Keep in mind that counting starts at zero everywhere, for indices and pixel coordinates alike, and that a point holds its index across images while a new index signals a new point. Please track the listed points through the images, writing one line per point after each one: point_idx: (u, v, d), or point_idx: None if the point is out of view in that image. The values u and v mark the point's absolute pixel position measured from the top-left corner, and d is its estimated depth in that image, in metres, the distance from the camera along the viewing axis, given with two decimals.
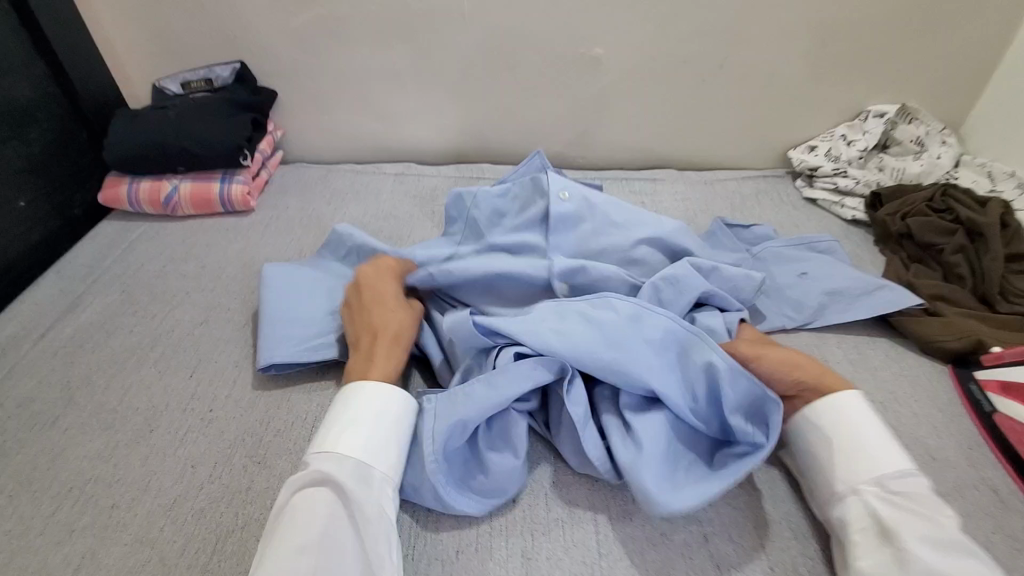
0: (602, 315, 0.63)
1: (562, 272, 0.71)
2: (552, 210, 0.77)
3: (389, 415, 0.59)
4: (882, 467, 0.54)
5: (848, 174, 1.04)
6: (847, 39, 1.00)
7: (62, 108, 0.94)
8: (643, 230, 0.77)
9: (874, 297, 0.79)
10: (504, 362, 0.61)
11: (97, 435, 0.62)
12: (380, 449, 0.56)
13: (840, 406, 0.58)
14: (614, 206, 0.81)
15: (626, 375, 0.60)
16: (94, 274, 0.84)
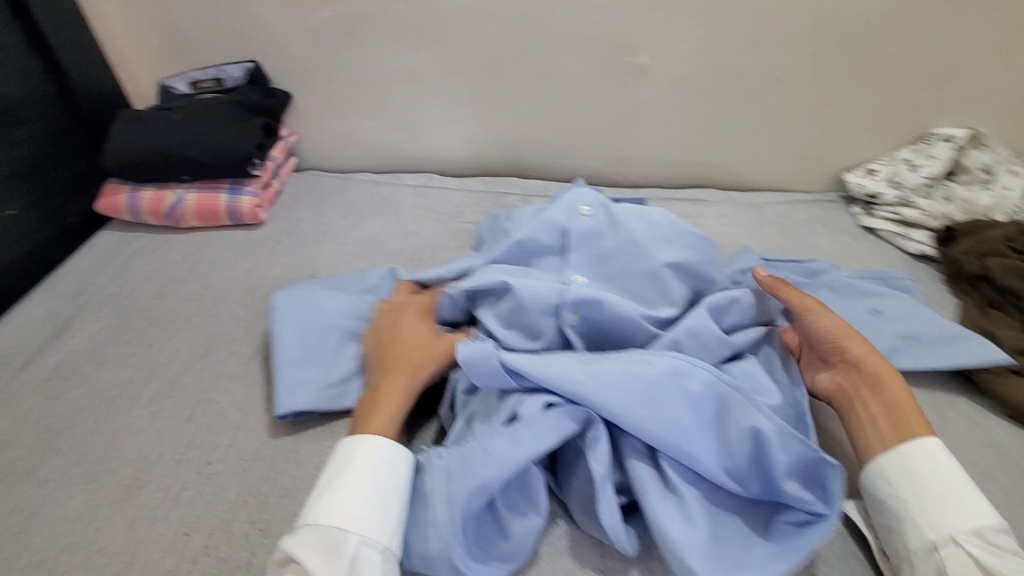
0: (637, 364, 0.55)
1: (576, 302, 0.62)
2: (572, 228, 0.71)
3: (370, 465, 0.51)
4: (982, 517, 0.48)
5: (913, 204, 0.95)
6: (918, 55, 0.91)
7: (58, 108, 0.87)
8: (663, 252, 0.69)
9: (963, 346, 0.70)
10: (530, 414, 0.52)
11: (79, 491, 0.55)
12: (356, 507, 0.49)
13: (924, 450, 0.52)
14: (641, 221, 0.71)
15: (663, 439, 0.52)
16: (87, 294, 0.76)
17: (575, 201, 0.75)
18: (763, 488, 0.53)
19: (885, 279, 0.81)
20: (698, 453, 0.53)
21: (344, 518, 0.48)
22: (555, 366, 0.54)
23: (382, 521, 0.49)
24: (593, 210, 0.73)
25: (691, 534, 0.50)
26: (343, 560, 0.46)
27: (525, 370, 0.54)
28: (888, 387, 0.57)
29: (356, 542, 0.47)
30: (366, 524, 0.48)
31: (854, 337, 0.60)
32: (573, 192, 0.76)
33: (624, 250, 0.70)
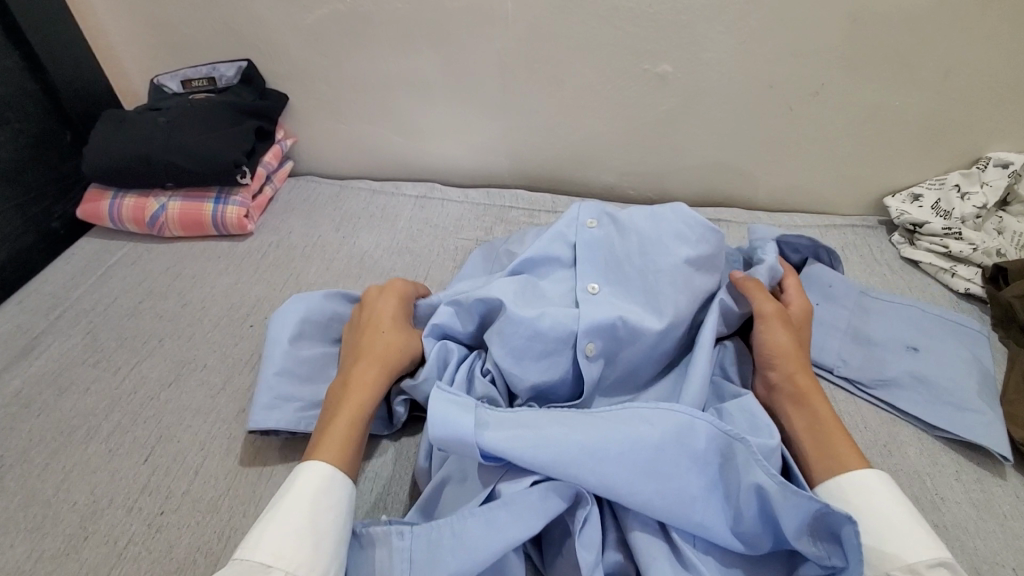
0: (635, 428, 0.48)
1: (591, 330, 0.57)
2: (582, 243, 0.65)
3: (308, 493, 0.47)
4: (910, 552, 0.45)
5: (962, 236, 0.85)
6: (981, 68, 0.80)
7: (39, 106, 0.83)
8: (679, 250, 0.62)
9: (971, 417, 0.62)
10: (512, 491, 0.47)
11: (21, 538, 0.51)
12: (287, 538, 0.43)
13: (855, 480, 0.50)
14: (651, 223, 0.64)
15: (670, 510, 0.46)
16: (59, 309, 0.73)
17: (578, 212, 0.68)
18: (775, 542, 0.47)
19: (953, 324, 0.71)
20: (709, 518, 0.46)
21: (272, 553, 0.43)
22: (547, 444, 0.47)
23: (315, 559, 0.43)
24: (599, 221, 0.67)
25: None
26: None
27: (511, 453, 0.47)
28: (812, 402, 0.56)
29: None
30: (296, 560, 0.42)
31: (783, 353, 0.59)
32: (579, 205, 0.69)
33: (637, 254, 0.63)
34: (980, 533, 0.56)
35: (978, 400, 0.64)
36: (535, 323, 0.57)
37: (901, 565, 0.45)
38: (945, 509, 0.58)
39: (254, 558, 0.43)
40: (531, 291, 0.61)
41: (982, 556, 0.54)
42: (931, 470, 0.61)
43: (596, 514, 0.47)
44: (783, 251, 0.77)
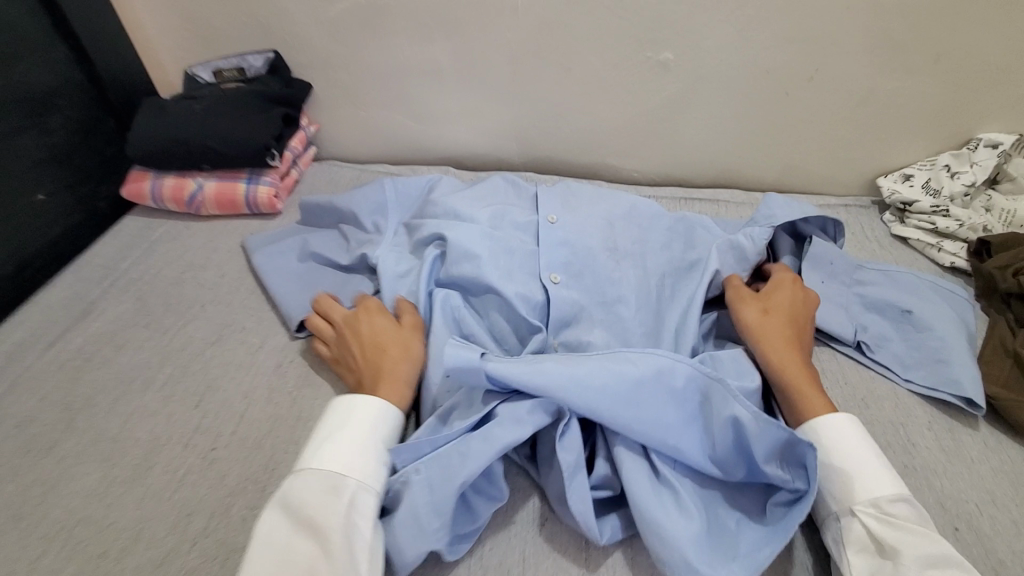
0: (620, 366, 0.55)
1: (551, 265, 0.75)
2: (541, 202, 0.83)
3: (368, 423, 0.56)
4: (877, 489, 0.51)
5: (950, 213, 0.89)
6: (968, 53, 0.84)
7: (87, 94, 0.90)
8: (616, 210, 0.84)
9: (956, 368, 0.67)
10: (506, 412, 0.55)
11: (93, 468, 0.58)
12: (355, 456, 0.53)
13: (833, 423, 0.56)
14: (595, 194, 0.86)
15: (643, 432, 0.54)
16: (111, 278, 0.80)
17: (528, 192, 0.88)
18: (748, 472, 0.54)
19: (943, 290, 0.76)
20: (687, 444, 0.54)
21: (344, 465, 0.52)
22: (541, 374, 0.54)
23: (379, 472, 0.54)
24: (556, 192, 0.86)
25: (681, 518, 0.51)
26: (341, 502, 0.50)
27: (513, 379, 0.54)
28: (788, 372, 0.60)
29: (354, 486, 0.51)
30: (366, 474, 0.53)
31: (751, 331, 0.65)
32: (508, 175, 0.90)
33: (583, 212, 0.83)
34: (945, 473, 0.62)
35: (962, 355, 0.68)
36: (509, 251, 0.75)
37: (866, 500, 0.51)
38: (914, 450, 0.64)
39: (325, 470, 0.52)
40: (500, 233, 0.77)
41: (945, 496, 0.60)
42: (905, 419, 0.67)
43: (575, 425, 0.55)
44: (798, 227, 0.82)
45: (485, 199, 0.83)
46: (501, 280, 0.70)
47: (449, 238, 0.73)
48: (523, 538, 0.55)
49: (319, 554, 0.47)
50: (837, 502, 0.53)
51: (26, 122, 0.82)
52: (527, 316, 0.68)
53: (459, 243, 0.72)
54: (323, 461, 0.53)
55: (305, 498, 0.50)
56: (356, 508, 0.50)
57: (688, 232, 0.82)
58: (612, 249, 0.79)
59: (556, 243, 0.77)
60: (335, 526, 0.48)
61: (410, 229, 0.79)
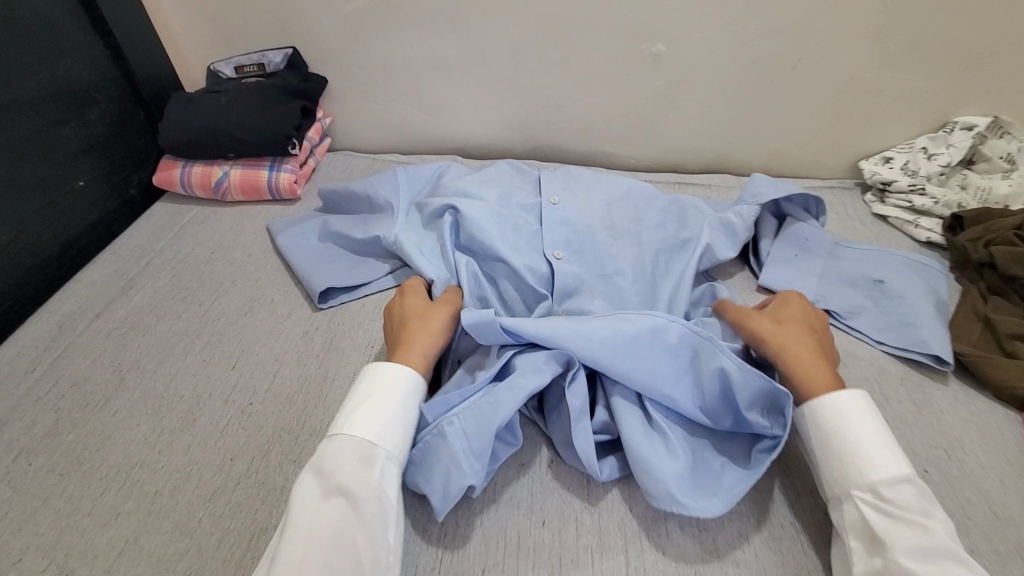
0: (620, 322, 0.62)
1: (554, 242, 0.81)
2: (544, 182, 0.89)
3: (399, 394, 0.58)
4: (875, 473, 0.52)
5: (926, 191, 0.95)
6: (941, 41, 0.90)
7: (120, 89, 0.97)
8: (615, 190, 0.90)
9: (924, 330, 0.73)
10: (519, 364, 0.61)
11: (143, 419, 0.64)
12: (387, 427, 0.56)
13: (836, 405, 0.56)
14: (595, 177, 0.92)
15: (639, 380, 0.60)
16: (147, 258, 0.87)
17: (532, 175, 0.94)
18: (735, 422, 0.60)
19: (916, 264, 0.82)
20: (680, 394, 0.60)
21: (376, 434, 0.55)
22: (549, 327, 0.62)
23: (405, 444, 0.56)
24: (559, 175, 0.92)
25: (669, 459, 0.57)
26: (373, 471, 0.52)
27: (525, 332, 0.61)
28: (813, 383, 0.58)
29: (384, 457, 0.54)
30: (394, 444, 0.55)
31: (769, 340, 0.63)
32: (512, 162, 0.97)
33: (583, 192, 0.88)
34: (916, 423, 0.67)
35: (931, 320, 0.74)
36: (516, 229, 0.81)
37: (864, 485, 0.52)
38: (888, 403, 0.69)
39: (358, 439, 0.54)
40: (507, 212, 0.83)
41: (916, 442, 0.66)
42: (880, 376, 0.72)
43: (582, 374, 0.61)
44: (780, 206, 0.89)
45: (491, 182, 0.89)
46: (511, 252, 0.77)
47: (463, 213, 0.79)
48: (532, 478, 0.61)
49: (350, 520, 0.49)
50: (837, 486, 0.54)
51: (67, 114, 0.88)
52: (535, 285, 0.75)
53: (473, 217, 0.78)
54: (356, 430, 0.55)
55: (339, 464, 0.52)
56: (384, 478, 0.53)
57: (681, 211, 0.88)
58: (611, 225, 0.85)
59: (558, 221, 0.83)
60: (367, 493, 0.51)
61: (420, 209, 0.84)
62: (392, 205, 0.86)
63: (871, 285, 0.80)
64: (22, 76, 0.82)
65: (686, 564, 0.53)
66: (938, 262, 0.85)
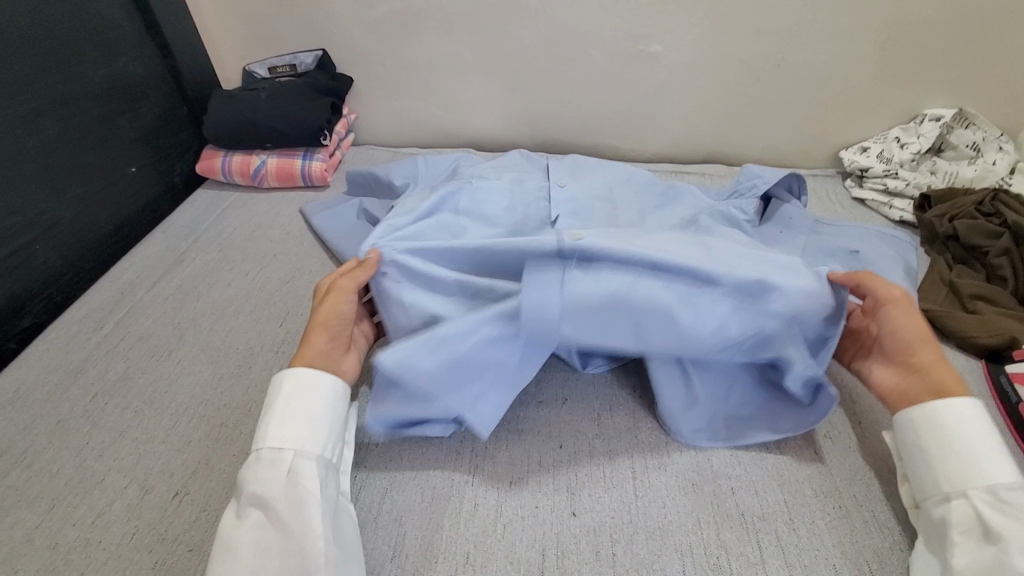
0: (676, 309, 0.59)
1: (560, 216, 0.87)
2: (553, 168, 0.97)
3: (298, 398, 0.57)
4: (994, 476, 0.50)
5: (899, 175, 1.05)
6: (907, 40, 1.00)
7: (168, 86, 1.07)
8: (616, 175, 0.99)
9: None
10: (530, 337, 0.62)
11: (204, 366, 0.73)
12: (289, 427, 0.55)
13: (960, 408, 0.54)
14: (597, 165, 1.02)
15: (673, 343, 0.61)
16: (194, 235, 0.96)
17: (540, 163, 1.03)
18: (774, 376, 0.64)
19: (886, 238, 0.91)
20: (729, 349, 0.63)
21: (281, 439, 0.54)
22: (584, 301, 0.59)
23: (317, 440, 0.55)
24: (566, 161, 1.02)
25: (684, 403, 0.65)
26: (283, 471, 0.52)
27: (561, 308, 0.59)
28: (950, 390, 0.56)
29: (292, 456, 0.53)
30: (301, 443, 0.54)
31: (921, 342, 0.59)
32: (522, 154, 1.06)
33: (588, 177, 0.97)
34: None
35: (900, 281, 0.82)
36: (524, 203, 0.88)
37: (984, 487, 0.50)
38: None
39: (265, 447, 0.54)
40: (515, 187, 0.89)
41: None
42: None
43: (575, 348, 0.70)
44: (772, 193, 0.97)
45: (503, 168, 0.97)
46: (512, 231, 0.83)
47: (465, 190, 0.83)
48: (548, 412, 0.69)
49: (266, 521, 0.50)
50: (948, 485, 0.52)
51: (123, 106, 0.98)
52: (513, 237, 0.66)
53: (477, 199, 0.83)
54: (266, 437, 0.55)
55: (250, 476, 0.53)
56: (301, 477, 0.52)
57: (674, 195, 0.95)
58: (613, 203, 0.92)
59: (566, 199, 0.90)
60: (277, 491, 0.51)
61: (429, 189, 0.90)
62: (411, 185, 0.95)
63: (847, 254, 0.88)
64: (86, 71, 0.91)
65: (683, 478, 0.62)
66: (909, 236, 0.94)
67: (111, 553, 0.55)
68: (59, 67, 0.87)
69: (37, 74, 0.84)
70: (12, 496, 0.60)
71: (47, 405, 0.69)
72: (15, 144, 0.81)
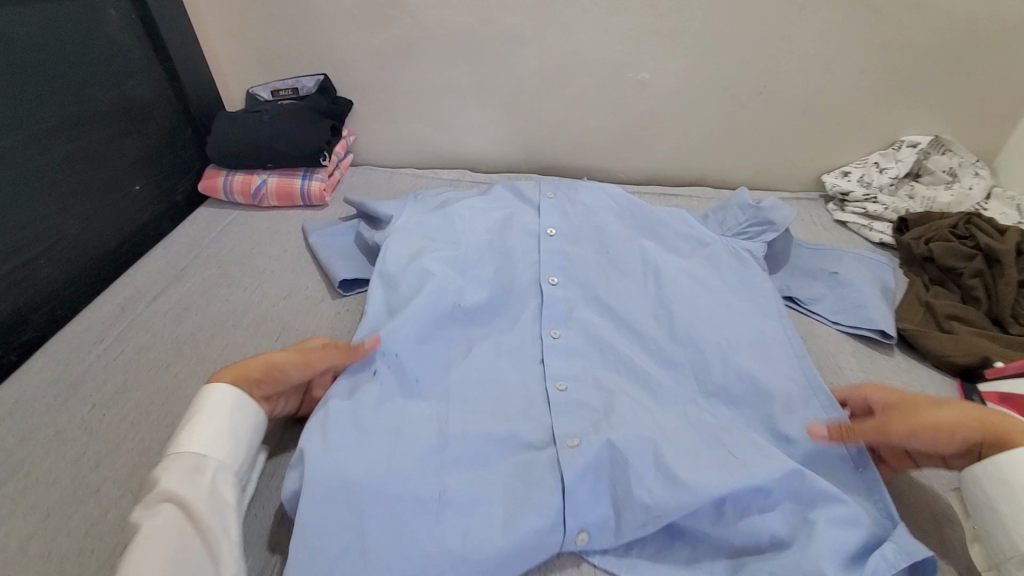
0: (694, 477, 0.59)
1: (550, 272, 0.87)
2: (542, 202, 0.97)
3: (227, 411, 0.59)
4: None
5: (878, 200, 1.09)
6: (882, 71, 1.05)
7: (174, 108, 1.11)
8: (606, 215, 0.95)
9: (872, 311, 0.84)
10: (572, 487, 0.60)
11: (201, 380, 0.75)
12: (219, 439, 0.58)
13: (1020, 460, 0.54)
14: (593, 196, 0.98)
15: (752, 490, 0.58)
16: (195, 252, 0.99)
17: (535, 192, 1.00)
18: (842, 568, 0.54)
19: (865, 258, 0.94)
20: (815, 516, 0.58)
21: (207, 446, 0.57)
22: (591, 460, 0.62)
23: (236, 452, 0.58)
24: (555, 193, 0.99)
25: None
26: (204, 477, 0.55)
27: (571, 471, 0.61)
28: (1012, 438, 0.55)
29: (216, 465, 0.56)
30: (225, 453, 0.57)
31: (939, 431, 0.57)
32: (509, 186, 1.03)
33: (575, 215, 0.96)
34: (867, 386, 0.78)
35: (877, 302, 0.86)
36: (509, 253, 0.89)
37: None
38: (840, 373, 0.81)
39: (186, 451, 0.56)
40: (501, 253, 0.89)
41: None
42: (834, 349, 0.84)
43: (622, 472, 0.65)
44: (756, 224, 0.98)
45: (493, 211, 0.96)
46: (502, 292, 0.84)
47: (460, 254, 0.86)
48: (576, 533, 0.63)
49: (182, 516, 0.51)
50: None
51: (130, 127, 1.01)
52: (501, 363, 0.75)
53: (470, 262, 0.86)
54: (187, 443, 0.57)
55: (169, 477, 0.54)
56: (221, 485, 0.55)
57: (680, 231, 0.92)
58: (606, 249, 0.90)
59: (553, 251, 0.90)
60: (199, 498, 0.53)
61: (415, 227, 0.90)
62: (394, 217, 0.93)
63: (828, 275, 0.92)
64: (97, 93, 0.95)
65: None
66: (889, 258, 0.97)
67: (105, 561, 0.56)
68: (71, 90, 0.91)
69: (49, 95, 0.87)
70: (8, 505, 0.61)
71: (46, 417, 0.71)
72: (26, 163, 0.84)
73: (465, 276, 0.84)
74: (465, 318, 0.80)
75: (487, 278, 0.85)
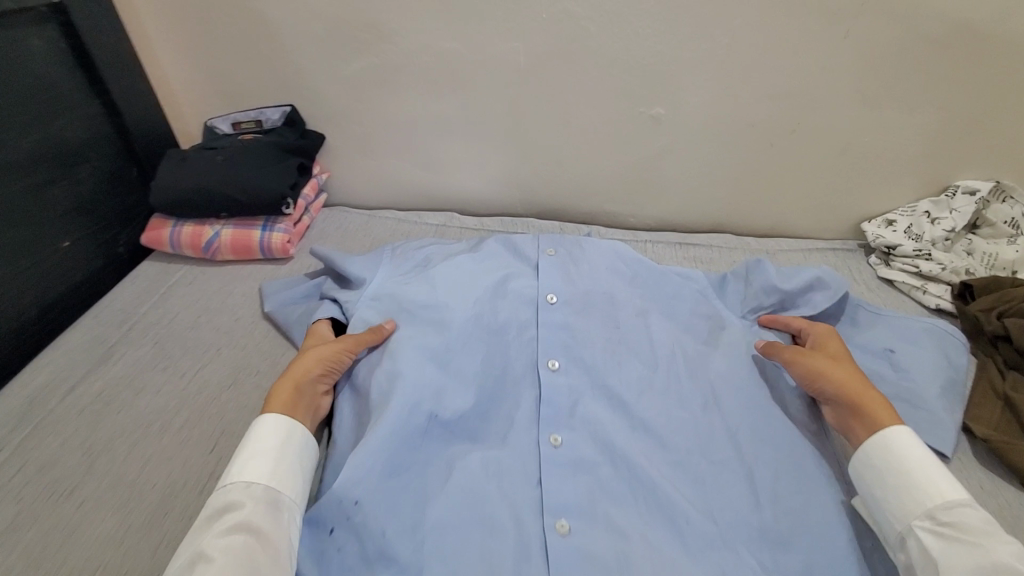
0: None
1: (550, 352, 0.71)
2: (540, 262, 0.81)
3: (298, 448, 0.58)
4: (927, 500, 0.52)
5: (932, 256, 0.95)
6: (938, 107, 0.90)
7: (114, 147, 0.96)
8: (616, 280, 0.80)
9: (941, 411, 0.69)
10: None
11: (110, 514, 0.59)
12: (295, 477, 0.56)
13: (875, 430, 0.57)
14: (602, 256, 0.83)
15: None
16: (130, 323, 0.84)
17: (534, 248, 0.84)
18: None
19: (925, 331, 0.78)
20: None
21: (281, 481, 0.55)
22: None
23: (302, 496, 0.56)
24: (556, 250, 0.83)
25: None
26: (280, 514, 0.53)
27: None
28: (864, 410, 0.59)
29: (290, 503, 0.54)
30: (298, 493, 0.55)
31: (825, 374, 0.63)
32: (503, 238, 0.87)
33: (580, 278, 0.80)
34: None
35: (944, 398, 0.71)
36: (501, 331, 0.74)
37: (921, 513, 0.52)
38: None
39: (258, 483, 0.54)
40: (490, 329, 0.74)
41: None
42: None
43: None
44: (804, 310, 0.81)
45: (482, 272, 0.80)
46: (491, 389, 0.69)
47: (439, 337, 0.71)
48: None
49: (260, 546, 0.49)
50: (898, 523, 0.54)
51: (57, 173, 0.86)
52: (489, 496, 0.59)
53: (451, 349, 0.71)
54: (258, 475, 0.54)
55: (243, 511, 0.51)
56: (294, 523, 0.54)
57: (697, 304, 0.78)
58: (618, 325, 0.75)
59: (554, 326, 0.74)
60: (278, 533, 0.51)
61: (389, 299, 0.76)
62: (364, 286, 0.78)
63: (881, 354, 0.76)
64: (14, 137, 0.80)
65: None
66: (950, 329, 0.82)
67: None
68: None
69: None
70: None
71: None
72: None
73: (444, 366, 0.69)
74: (445, 429, 0.65)
75: (471, 370, 0.70)
